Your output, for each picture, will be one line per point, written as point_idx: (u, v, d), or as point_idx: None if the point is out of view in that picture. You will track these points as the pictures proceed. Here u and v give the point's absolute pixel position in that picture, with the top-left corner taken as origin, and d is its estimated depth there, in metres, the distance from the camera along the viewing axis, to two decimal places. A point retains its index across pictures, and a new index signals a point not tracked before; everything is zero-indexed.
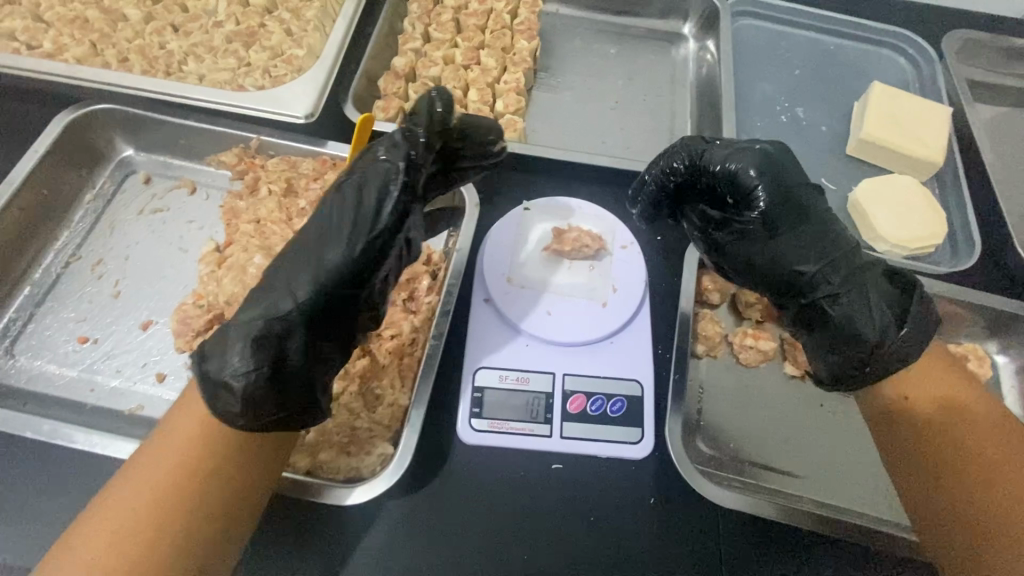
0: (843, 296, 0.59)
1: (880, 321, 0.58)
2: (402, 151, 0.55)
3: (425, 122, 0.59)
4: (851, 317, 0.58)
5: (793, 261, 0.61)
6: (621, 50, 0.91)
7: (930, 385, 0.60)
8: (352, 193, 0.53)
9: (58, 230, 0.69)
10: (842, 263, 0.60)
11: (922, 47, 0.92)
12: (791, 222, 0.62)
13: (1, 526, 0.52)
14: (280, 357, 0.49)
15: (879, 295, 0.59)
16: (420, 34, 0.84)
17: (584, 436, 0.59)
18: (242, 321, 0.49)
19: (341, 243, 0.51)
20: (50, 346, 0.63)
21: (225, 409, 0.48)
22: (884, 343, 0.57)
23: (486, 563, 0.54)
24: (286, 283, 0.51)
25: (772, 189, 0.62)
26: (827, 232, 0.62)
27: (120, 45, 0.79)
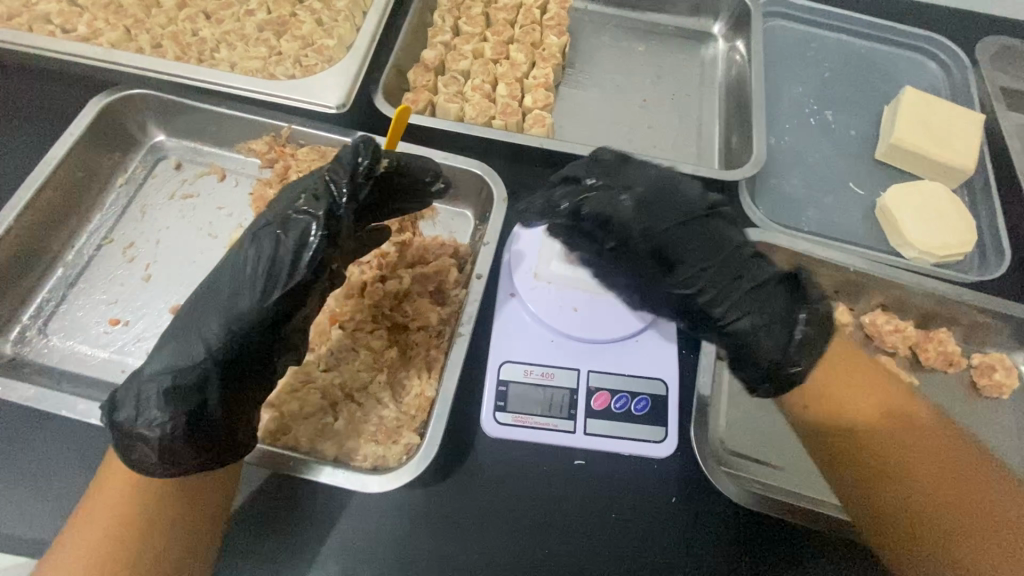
0: (738, 318, 0.56)
1: (781, 339, 0.56)
2: (322, 201, 0.55)
3: (345, 171, 0.57)
4: (754, 339, 0.56)
5: (684, 285, 0.57)
6: (649, 48, 0.90)
7: (844, 388, 0.58)
8: (266, 243, 0.54)
9: (91, 213, 0.70)
10: (733, 273, 0.57)
11: (955, 53, 0.90)
12: (683, 245, 0.57)
13: (40, 499, 0.53)
14: (195, 407, 0.50)
15: (771, 304, 0.57)
16: (450, 27, 0.84)
17: (608, 432, 0.60)
18: (153, 373, 0.50)
19: (251, 292, 0.52)
20: (83, 327, 0.64)
21: (142, 459, 0.48)
22: (791, 364, 0.56)
23: (509, 554, 0.54)
24: (196, 333, 0.51)
25: (651, 215, 0.57)
26: (716, 242, 0.58)
27: (153, 31, 0.79)
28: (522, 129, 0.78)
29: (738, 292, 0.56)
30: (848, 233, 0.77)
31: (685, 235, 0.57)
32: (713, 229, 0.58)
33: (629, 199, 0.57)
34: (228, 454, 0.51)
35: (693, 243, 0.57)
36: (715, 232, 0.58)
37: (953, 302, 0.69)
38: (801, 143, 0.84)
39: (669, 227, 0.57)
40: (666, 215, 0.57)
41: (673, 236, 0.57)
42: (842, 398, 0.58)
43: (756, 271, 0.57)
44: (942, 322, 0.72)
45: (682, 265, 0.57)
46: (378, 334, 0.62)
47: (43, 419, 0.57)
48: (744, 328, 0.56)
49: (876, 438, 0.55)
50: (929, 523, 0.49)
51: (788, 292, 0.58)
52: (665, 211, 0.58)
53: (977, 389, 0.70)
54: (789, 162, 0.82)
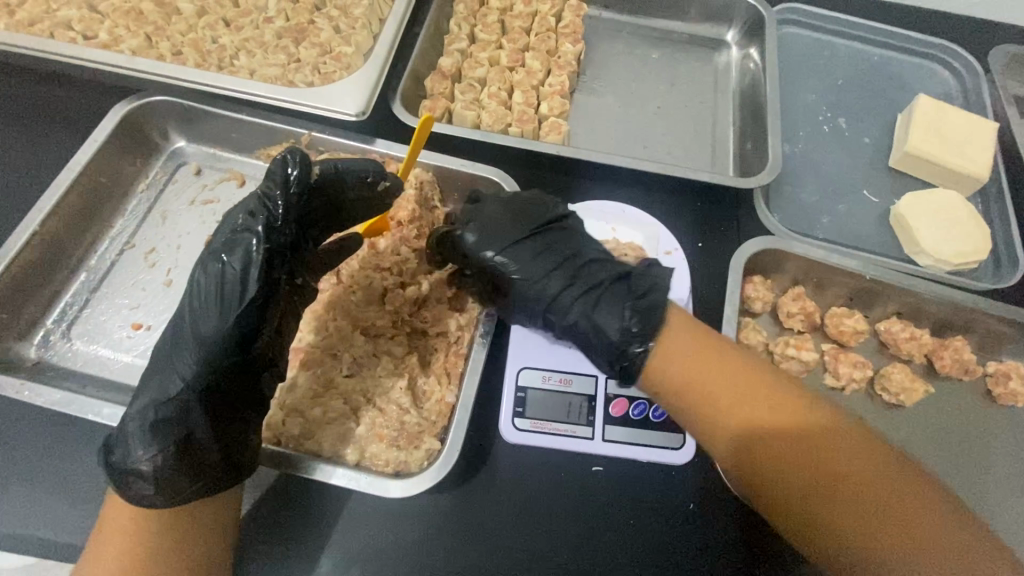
0: (579, 316, 0.58)
1: (614, 325, 0.56)
2: (260, 215, 0.55)
3: (277, 183, 0.56)
4: (599, 333, 0.57)
5: (533, 291, 0.60)
6: (662, 55, 0.91)
7: (708, 378, 0.52)
8: (214, 267, 0.54)
9: (112, 218, 0.71)
10: (574, 280, 0.60)
11: (968, 61, 0.91)
12: (528, 255, 0.61)
13: (67, 502, 0.54)
14: (182, 436, 0.51)
15: (608, 298, 0.58)
16: (466, 34, 0.85)
17: (627, 439, 0.60)
18: (134, 414, 0.51)
19: (212, 317, 0.53)
20: (106, 331, 0.64)
21: (141, 496, 0.49)
22: (628, 350, 0.55)
23: (529, 559, 0.55)
24: (171, 368, 0.53)
25: (496, 236, 0.62)
26: (554, 254, 0.61)
27: (174, 38, 0.80)
28: (538, 137, 0.78)
29: (572, 293, 0.59)
30: (862, 240, 0.77)
31: (521, 250, 0.61)
32: (549, 241, 0.62)
33: (473, 231, 0.62)
34: (221, 477, 0.51)
35: (524, 257, 0.61)
36: (558, 242, 0.62)
37: (968, 310, 0.69)
38: (815, 151, 0.84)
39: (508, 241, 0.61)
40: (496, 232, 0.62)
41: (508, 251, 0.61)
42: (705, 396, 0.52)
43: (587, 276, 0.60)
44: (957, 330, 0.72)
45: (533, 274, 0.60)
46: (398, 340, 0.63)
47: (70, 423, 0.57)
48: (589, 325, 0.58)
49: (786, 444, 0.49)
50: (857, 523, 0.46)
51: (619, 289, 0.59)
52: (503, 229, 0.62)
53: (993, 397, 0.70)
54: (803, 170, 0.82)
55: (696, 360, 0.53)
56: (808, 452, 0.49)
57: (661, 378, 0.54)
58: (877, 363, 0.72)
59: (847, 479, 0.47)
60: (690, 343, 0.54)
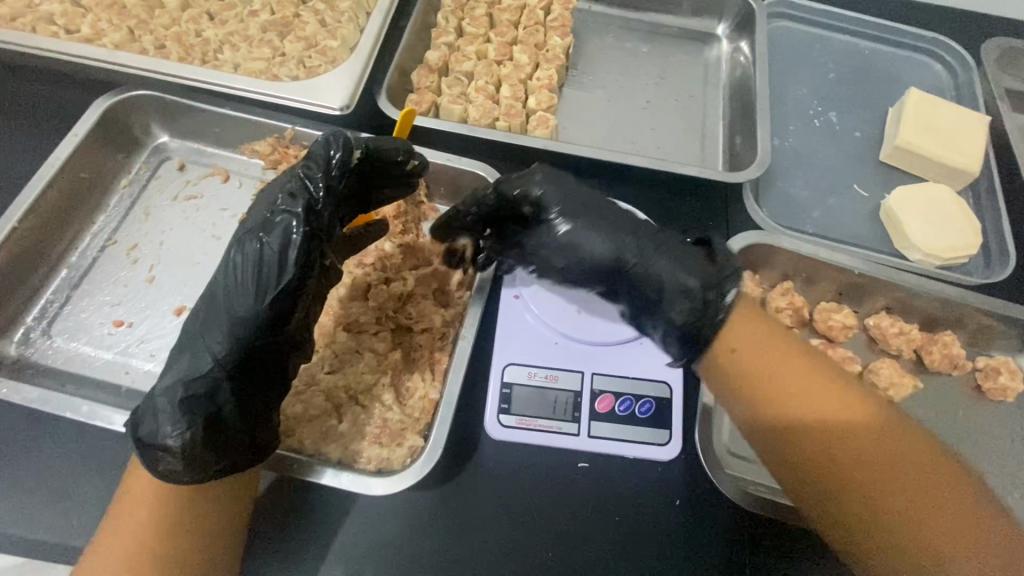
0: (669, 269, 0.59)
1: (701, 278, 0.58)
2: (300, 197, 0.54)
3: (320, 166, 0.56)
4: (680, 284, 0.58)
5: (609, 247, 0.60)
6: (653, 48, 0.90)
7: (760, 351, 0.55)
8: (253, 244, 0.52)
9: (94, 214, 0.70)
10: (650, 244, 0.60)
11: (960, 54, 0.90)
12: (584, 213, 0.62)
13: (44, 501, 0.53)
14: (212, 413, 0.50)
15: (694, 257, 0.60)
16: (453, 28, 0.84)
17: (612, 436, 0.59)
18: (164, 389, 0.50)
19: (249, 294, 0.51)
20: (86, 328, 0.64)
21: (167, 469, 0.48)
22: (694, 291, 0.58)
23: (513, 557, 0.54)
24: (204, 343, 0.51)
25: (555, 194, 0.63)
26: (619, 219, 0.62)
27: (157, 32, 0.79)
28: (526, 131, 0.77)
29: (651, 250, 0.60)
30: (852, 235, 0.77)
31: (589, 208, 0.62)
32: (606, 208, 0.63)
33: (533, 186, 0.63)
34: (248, 454, 0.51)
35: (582, 213, 0.62)
36: (617, 209, 0.63)
37: (957, 304, 0.69)
38: (805, 145, 0.84)
39: (568, 200, 0.62)
40: (562, 192, 0.63)
41: (567, 211, 0.62)
42: (767, 370, 0.54)
43: (664, 236, 0.61)
44: (947, 325, 0.72)
45: (602, 231, 0.61)
46: (382, 336, 0.62)
47: (50, 420, 0.57)
48: (655, 272, 0.59)
49: (823, 433, 0.50)
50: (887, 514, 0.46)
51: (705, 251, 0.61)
52: (572, 192, 0.63)
53: (982, 392, 0.69)
54: (794, 164, 0.82)
55: (750, 334, 0.56)
56: (828, 441, 0.49)
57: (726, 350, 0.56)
58: (866, 358, 0.71)
59: (854, 471, 0.47)
60: (750, 319, 0.57)
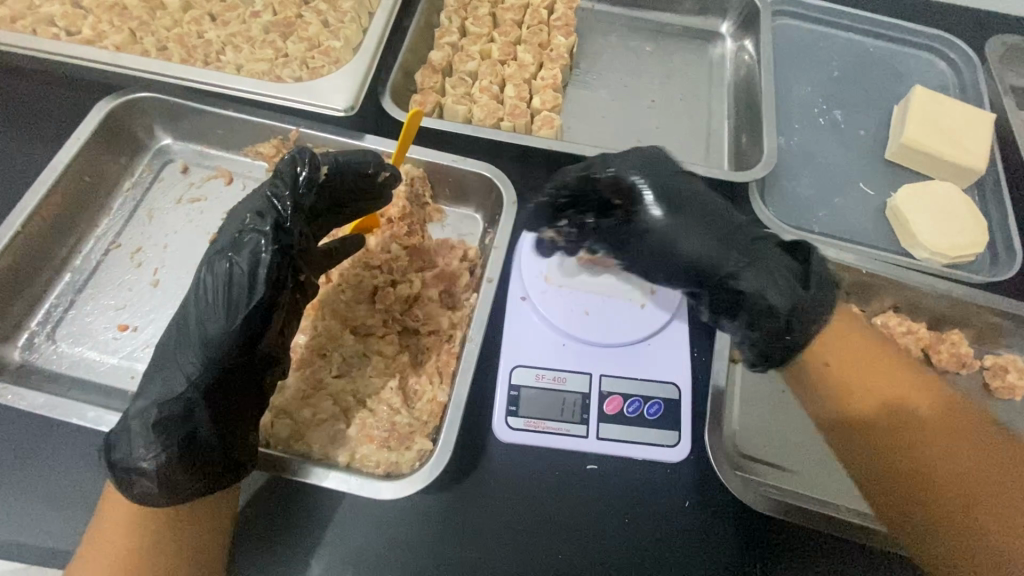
0: (752, 271, 0.57)
1: (787, 286, 0.56)
2: (268, 215, 0.55)
3: (286, 182, 0.57)
4: (766, 290, 0.56)
5: (698, 248, 0.59)
6: (656, 47, 0.90)
7: (854, 363, 0.62)
8: (221, 264, 0.54)
9: (97, 218, 0.70)
10: (738, 245, 0.58)
11: (965, 51, 0.90)
12: (678, 208, 0.60)
13: (51, 507, 0.53)
14: (187, 433, 0.51)
15: (781, 262, 0.58)
16: (457, 28, 0.83)
17: (621, 438, 0.59)
18: (137, 411, 0.51)
19: (218, 315, 0.53)
20: (91, 333, 0.63)
21: (143, 493, 0.49)
22: (776, 298, 0.56)
23: (522, 559, 0.54)
24: (178, 364, 0.52)
25: (659, 185, 0.61)
26: (710, 212, 0.61)
27: (159, 33, 0.79)
28: (531, 131, 0.77)
29: (736, 250, 0.58)
30: (859, 234, 0.77)
31: (690, 200, 0.61)
32: (704, 205, 0.61)
33: (633, 173, 0.62)
34: (226, 474, 0.51)
35: (672, 204, 0.60)
36: (711, 203, 0.62)
37: (965, 303, 0.69)
38: (811, 143, 0.83)
39: (664, 194, 0.61)
40: (663, 184, 0.61)
41: (675, 204, 0.61)
42: (856, 380, 0.61)
43: (749, 234, 0.60)
44: (954, 323, 0.71)
45: (689, 226, 0.59)
46: (390, 339, 0.62)
47: (54, 426, 0.56)
48: (733, 270, 0.57)
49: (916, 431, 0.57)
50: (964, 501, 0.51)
51: (792, 253, 0.60)
52: (662, 176, 0.62)
53: (990, 390, 0.69)
54: (799, 163, 0.82)
55: (848, 345, 0.63)
56: (905, 439, 0.57)
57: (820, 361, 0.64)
58: None
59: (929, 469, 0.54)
60: (844, 328, 0.65)
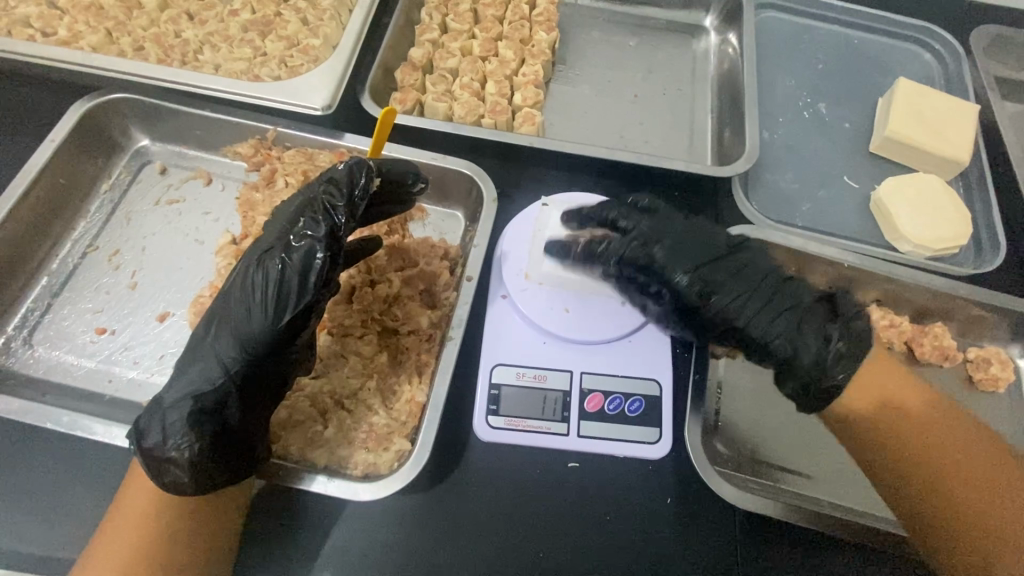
0: (781, 338, 0.54)
1: (818, 354, 0.53)
2: (322, 221, 0.53)
3: (343, 191, 0.55)
4: (796, 360, 0.54)
5: (734, 317, 0.55)
6: (640, 42, 0.89)
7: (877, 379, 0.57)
8: (271, 265, 0.51)
9: (75, 220, 0.69)
10: (774, 310, 0.55)
11: (949, 43, 0.90)
12: (709, 280, 0.56)
13: (27, 513, 0.53)
14: (219, 426, 0.50)
15: (815, 325, 0.55)
16: (437, 25, 0.83)
17: (602, 435, 0.59)
18: (172, 401, 0.50)
19: (260, 315, 0.50)
20: (68, 336, 0.63)
21: (173, 481, 0.49)
22: (807, 369, 0.53)
23: (502, 558, 0.54)
24: (214, 353, 0.51)
25: (681, 261, 0.57)
26: (744, 273, 0.57)
27: (135, 33, 0.78)
28: (512, 128, 0.76)
29: (771, 314, 0.55)
30: (842, 227, 0.76)
31: (716, 265, 0.57)
32: (737, 266, 0.57)
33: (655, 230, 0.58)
34: (250, 468, 0.52)
35: (703, 264, 0.57)
36: (746, 259, 0.58)
37: (948, 296, 0.69)
38: (794, 137, 0.83)
39: (693, 267, 0.56)
40: (690, 256, 0.57)
41: (704, 274, 0.56)
42: (876, 395, 0.56)
43: (789, 293, 0.56)
44: (938, 316, 0.71)
45: (719, 292, 0.56)
46: (368, 340, 0.62)
47: (30, 430, 0.56)
48: (757, 335, 0.55)
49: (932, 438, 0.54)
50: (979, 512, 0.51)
51: (825, 311, 0.56)
52: (690, 245, 0.58)
53: (973, 383, 0.69)
54: (783, 157, 0.81)
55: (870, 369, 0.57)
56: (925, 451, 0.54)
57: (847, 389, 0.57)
58: None
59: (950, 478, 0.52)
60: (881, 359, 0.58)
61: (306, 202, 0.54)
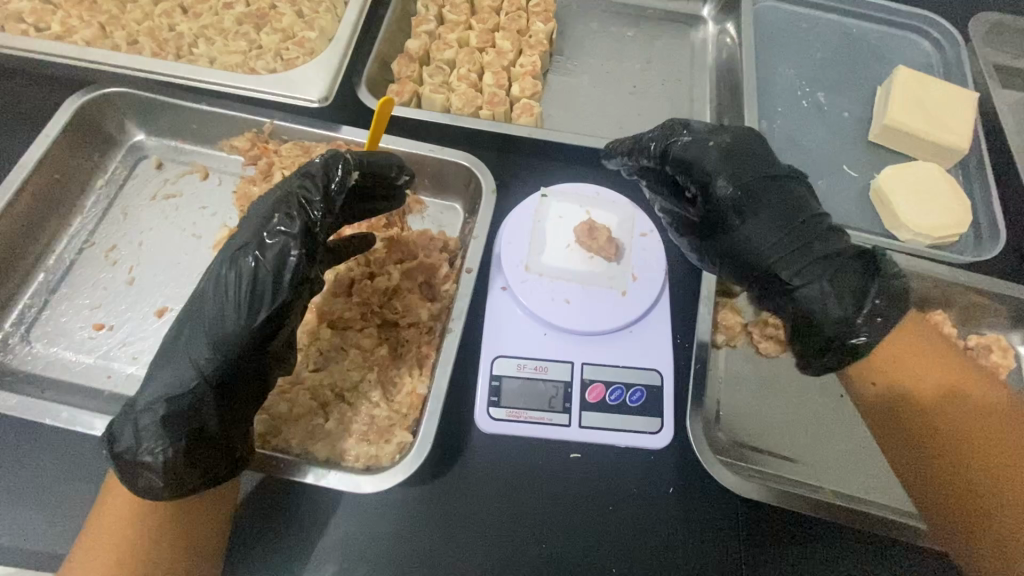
0: (808, 284, 0.53)
1: (844, 308, 0.52)
2: (298, 217, 0.52)
3: (319, 186, 0.54)
4: (817, 307, 0.53)
5: (757, 239, 0.55)
6: (638, 32, 0.89)
7: (908, 363, 0.59)
8: (245, 262, 0.51)
9: (71, 216, 0.69)
10: (803, 249, 0.54)
11: (949, 32, 0.89)
12: (749, 201, 0.57)
13: (28, 510, 0.53)
14: (195, 429, 0.49)
15: (848, 280, 0.53)
16: (434, 16, 0.82)
17: (604, 425, 0.59)
18: (146, 404, 0.49)
19: (234, 314, 0.50)
20: (66, 332, 0.62)
21: (147, 486, 0.48)
22: (824, 311, 0.53)
23: (505, 549, 0.54)
24: (188, 355, 0.50)
25: (733, 170, 0.58)
26: (786, 209, 0.56)
27: (129, 27, 0.77)
28: (510, 119, 0.76)
29: (797, 258, 0.54)
30: (842, 216, 0.76)
31: (763, 187, 0.57)
32: (783, 199, 0.57)
33: (713, 150, 0.59)
34: (227, 471, 0.51)
35: (744, 190, 0.57)
36: (795, 195, 0.57)
37: (948, 283, 0.69)
38: (794, 126, 0.83)
39: (744, 181, 0.58)
40: (749, 171, 0.58)
41: (749, 191, 0.57)
42: (911, 370, 0.59)
43: (828, 242, 0.55)
44: (938, 304, 0.71)
45: (754, 222, 0.56)
46: (368, 333, 0.62)
47: (29, 427, 0.56)
48: (784, 272, 0.54)
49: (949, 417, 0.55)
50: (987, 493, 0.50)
51: (864, 266, 0.54)
52: (752, 164, 0.59)
53: None
54: (782, 146, 0.81)
55: (901, 348, 0.60)
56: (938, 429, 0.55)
57: (881, 369, 0.60)
58: None
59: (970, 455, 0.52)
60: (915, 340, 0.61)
61: (279, 197, 0.54)
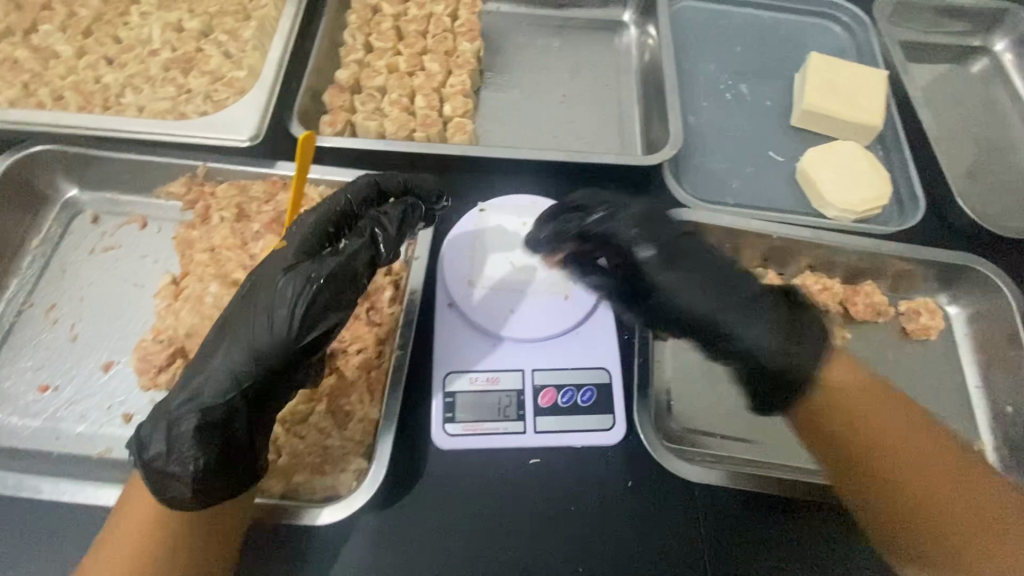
0: (756, 329, 0.57)
1: (783, 346, 0.56)
2: (365, 248, 0.54)
3: (395, 225, 0.56)
4: (761, 357, 0.56)
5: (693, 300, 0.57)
6: (564, 42, 0.92)
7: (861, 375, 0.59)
8: (302, 277, 0.50)
9: (7, 280, 0.68)
10: (744, 300, 0.57)
11: (856, 15, 0.94)
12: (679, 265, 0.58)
13: None
14: (223, 440, 0.49)
15: (787, 319, 0.57)
16: (361, 44, 0.83)
17: (558, 428, 0.60)
18: (181, 411, 0.48)
19: (281, 328, 0.49)
20: (11, 398, 0.62)
21: (175, 495, 0.48)
22: (796, 365, 0.56)
23: (470, 562, 0.55)
24: (224, 364, 0.49)
25: (648, 236, 0.59)
26: (712, 265, 0.59)
27: (53, 83, 0.77)
28: (445, 139, 0.78)
29: (755, 309, 0.57)
30: (772, 200, 0.80)
31: (678, 250, 0.59)
32: (690, 256, 0.59)
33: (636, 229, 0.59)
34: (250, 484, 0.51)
35: (685, 278, 0.58)
36: (708, 252, 0.59)
37: (876, 254, 0.72)
38: (719, 119, 0.86)
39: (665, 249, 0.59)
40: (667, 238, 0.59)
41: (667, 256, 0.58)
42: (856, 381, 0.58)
43: (748, 286, 0.58)
44: (868, 275, 0.75)
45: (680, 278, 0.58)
46: None
47: None
48: (776, 350, 0.56)
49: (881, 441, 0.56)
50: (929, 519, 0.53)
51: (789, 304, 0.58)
52: (666, 226, 0.60)
53: (907, 335, 0.73)
54: (710, 138, 0.84)
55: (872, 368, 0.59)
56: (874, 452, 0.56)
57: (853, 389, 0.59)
58: None
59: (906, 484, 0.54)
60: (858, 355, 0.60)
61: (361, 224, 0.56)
